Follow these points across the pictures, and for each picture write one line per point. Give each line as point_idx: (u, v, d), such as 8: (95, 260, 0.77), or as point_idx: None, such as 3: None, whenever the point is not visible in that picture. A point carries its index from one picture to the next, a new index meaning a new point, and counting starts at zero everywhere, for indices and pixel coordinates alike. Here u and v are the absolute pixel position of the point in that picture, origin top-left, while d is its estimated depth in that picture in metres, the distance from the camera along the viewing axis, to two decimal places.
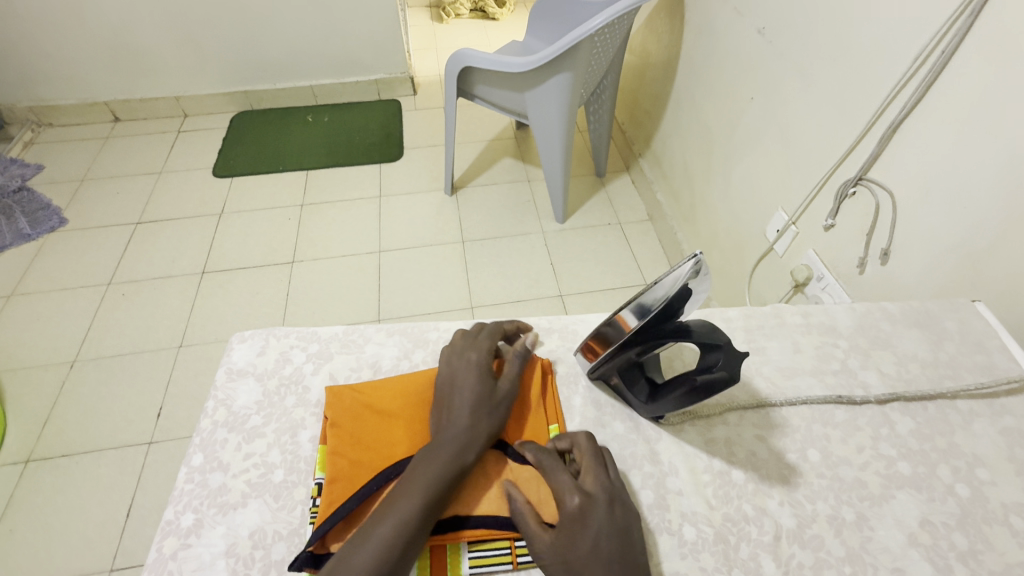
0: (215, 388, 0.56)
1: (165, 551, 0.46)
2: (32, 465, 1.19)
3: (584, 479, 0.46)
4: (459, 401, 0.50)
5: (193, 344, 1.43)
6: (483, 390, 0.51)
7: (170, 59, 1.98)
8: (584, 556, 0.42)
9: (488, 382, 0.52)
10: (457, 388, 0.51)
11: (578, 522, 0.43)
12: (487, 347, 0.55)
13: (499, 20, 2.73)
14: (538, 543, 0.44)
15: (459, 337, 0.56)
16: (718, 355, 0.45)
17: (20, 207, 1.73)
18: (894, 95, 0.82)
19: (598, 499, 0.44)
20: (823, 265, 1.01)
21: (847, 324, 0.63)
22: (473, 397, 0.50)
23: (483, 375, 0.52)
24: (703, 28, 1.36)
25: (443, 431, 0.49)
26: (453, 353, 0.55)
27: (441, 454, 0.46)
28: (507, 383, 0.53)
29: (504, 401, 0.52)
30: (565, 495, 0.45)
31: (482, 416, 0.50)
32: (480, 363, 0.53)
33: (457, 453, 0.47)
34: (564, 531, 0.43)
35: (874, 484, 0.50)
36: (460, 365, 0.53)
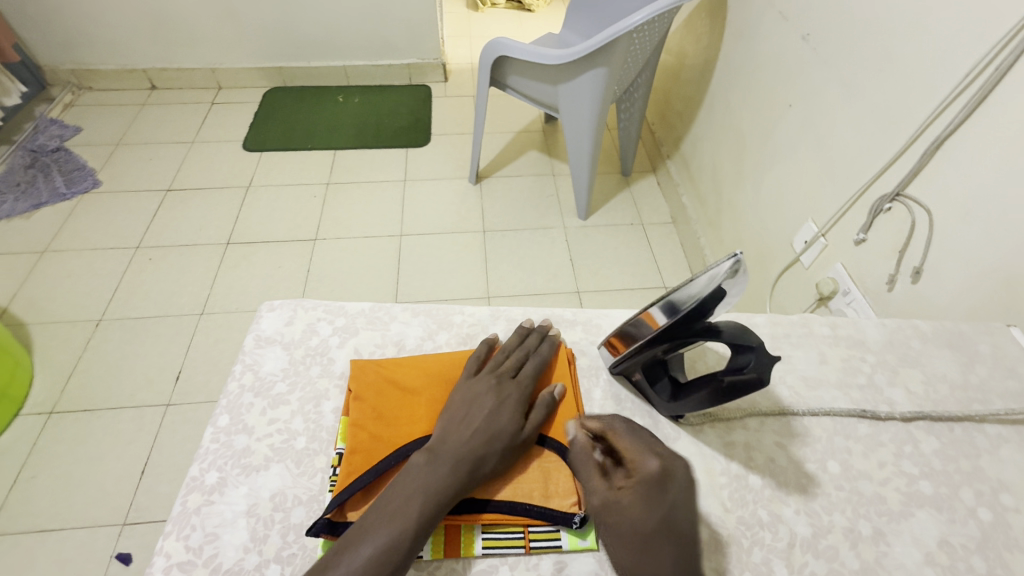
0: (243, 353, 0.58)
1: (189, 505, 0.47)
2: (55, 417, 1.23)
3: (661, 448, 0.46)
4: (476, 428, 0.48)
5: (215, 312, 1.46)
6: (506, 427, 0.49)
7: (209, 31, 2.01)
8: (655, 523, 0.42)
9: (516, 423, 0.50)
10: (479, 414, 0.50)
11: (653, 490, 0.43)
12: (528, 387, 0.53)
13: (535, 11, 2.72)
14: (604, 497, 0.44)
15: (507, 364, 0.55)
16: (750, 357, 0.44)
17: (57, 166, 1.78)
18: (940, 111, 0.80)
19: (674, 471, 0.44)
20: (851, 279, 0.99)
21: (875, 339, 0.62)
22: (494, 430, 0.48)
23: (514, 416, 0.50)
24: (745, 30, 1.34)
25: (452, 445, 0.47)
26: (493, 379, 0.53)
27: (438, 472, 0.45)
28: (531, 428, 0.50)
29: (519, 444, 0.49)
30: (641, 458, 0.45)
31: (495, 455, 0.47)
32: (514, 400, 0.51)
33: (453, 480, 0.45)
34: (635, 492, 0.43)
35: (893, 500, 0.49)
36: (495, 395, 0.51)
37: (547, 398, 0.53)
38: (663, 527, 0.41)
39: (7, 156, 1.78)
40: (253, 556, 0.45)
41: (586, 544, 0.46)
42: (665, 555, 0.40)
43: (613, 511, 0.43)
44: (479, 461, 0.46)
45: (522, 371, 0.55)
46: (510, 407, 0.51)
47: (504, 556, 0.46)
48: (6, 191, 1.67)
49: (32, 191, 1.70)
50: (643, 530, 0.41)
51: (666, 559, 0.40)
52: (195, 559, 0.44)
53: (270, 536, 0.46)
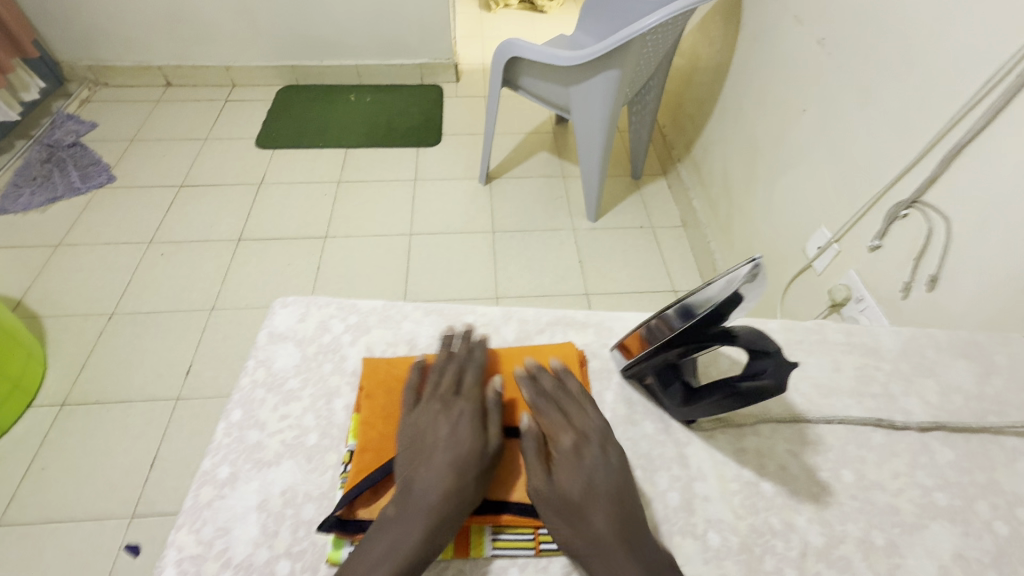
0: (256, 348, 0.58)
1: (201, 499, 0.48)
2: (67, 408, 1.25)
3: (577, 420, 0.50)
4: (440, 459, 0.46)
5: (225, 307, 1.47)
6: (471, 451, 0.47)
7: (225, 30, 2.03)
8: (579, 489, 0.45)
9: (479, 439, 0.48)
10: (439, 444, 0.47)
11: (572, 459, 0.46)
12: (474, 402, 0.51)
13: (547, 13, 2.72)
14: (537, 477, 0.46)
15: (445, 382, 0.52)
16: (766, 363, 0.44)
17: (73, 161, 1.80)
18: (959, 117, 0.79)
19: (590, 441, 0.48)
20: (864, 287, 0.98)
21: (890, 347, 0.61)
22: (460, 456, 0.46)
23: (474, 432, 0.48)
24: (760, 34, 1.33)
25: (418, 487, 0.44)
26: (438, 403, 0.50)
27: (416, 524, 0.42)
28: (496, 439, 0.49)
29: (489, 460, 0.47)
30: (560, 434, 0.48)
31: (470, 478, 0.45)
32: (467, 420, 0.49)
33: (435, 525, 0.42)
34: (559, 467, 0.46)
35: (908, 511, 0.48)
36: (440, 419, 0.49)
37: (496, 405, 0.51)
38: (588, 492, 0.44)
39: (25, 150, 1.81)
40: (264, 550, 0.45)
41: None
42: (597, 517, 0.43)
43: (541, 488, 0.45)
44: (455, 494, 0.44)
45: (462, 384, 0.53)
46: (464, 427, 0.48)
47: (514, 557, 0.46)
48: (23, 185, 1.70)
49: (48, 185, 1.72)
50: (570, 499, 0.44)
51: (596, 520, 0.43)
52: (207, 552, 0.45)
53: (281, 532, 0.46)
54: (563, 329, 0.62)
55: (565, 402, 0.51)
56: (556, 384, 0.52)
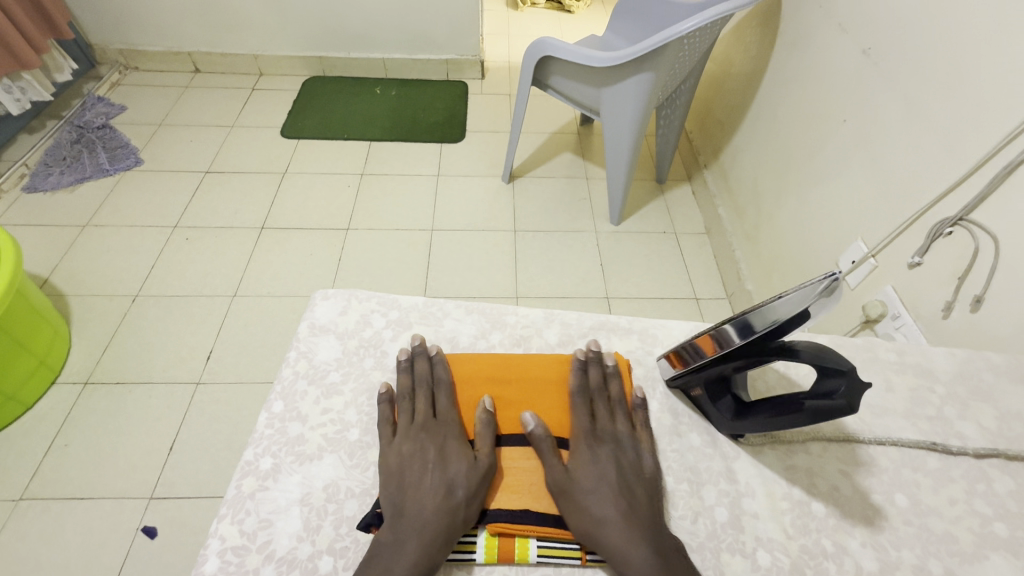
0: (298, 340, 0.57)
1: (244, 489, 0.47)
2: (90, 387, 1.26)
3: (599, 422, 0.52)
4: (431, 484, 0.46)
5: (247, 295, 1.47)
6: (456, 470, 0.46)
7: (254, 19, 2.04)
8: (592, 481, 0.47)
9: (464, 462, 0.47)
10: (427, 467, 0.47)
11: (588, 456, 0.49)
12: (452, 430, 0.50)
13: (574, 13, 2.71)
14: (556, 469, 0.47)
15: (420, 410, 0.51)
16: (838, 380, 0.42)
17: (102, 143, 1.82)
18: (1016, 134, 0.76)
19: (607, 441, 0.50)
20: (901, 303, 0.96)
21: (945, 370, 0.59)
22: (449, 477, 0.46)
23: (457, 456, 0.47)
24: (799, 41, 1.31)
25: (409, 513, 0.44)
26: (416, 430, 0.50)
27: (409, 548, 0.41)
28: (485, 456, 0.48)
29: (483, 479, 0.46)
30: (579, 432, 0.51)
31: (459, 502, 0.44)
32: (447, 448, 0.48)
33: (427, 547, 0.42)
34: (576, 462, 0.48)
35: (965, 540, 0.47)
36: (417, 448, 0.48)
37: (483, 425, 0.50)
38: (598, 484, 0.47)
39: (56, 130, 1.83)
40: (306, 545, 0.45)
41: None
42: (610, 508, 0.45)
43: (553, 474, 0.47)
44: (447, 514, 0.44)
45: (439, 407, 0.52)
46: (446, 454, 0.48)
47: (559, 565, 0.45)
48: (53, 165, 1.72)
49: (77, 165, 1.74)
50: (580, 488, 0.46)
51: (603, 508, 0.45)
52: (250, 544, 0.44)
53: (324, 527, 0.46)
54: (606, 335, 0.61)
55: (597, 403, 0.53)
56: (596, 383, 0.55)
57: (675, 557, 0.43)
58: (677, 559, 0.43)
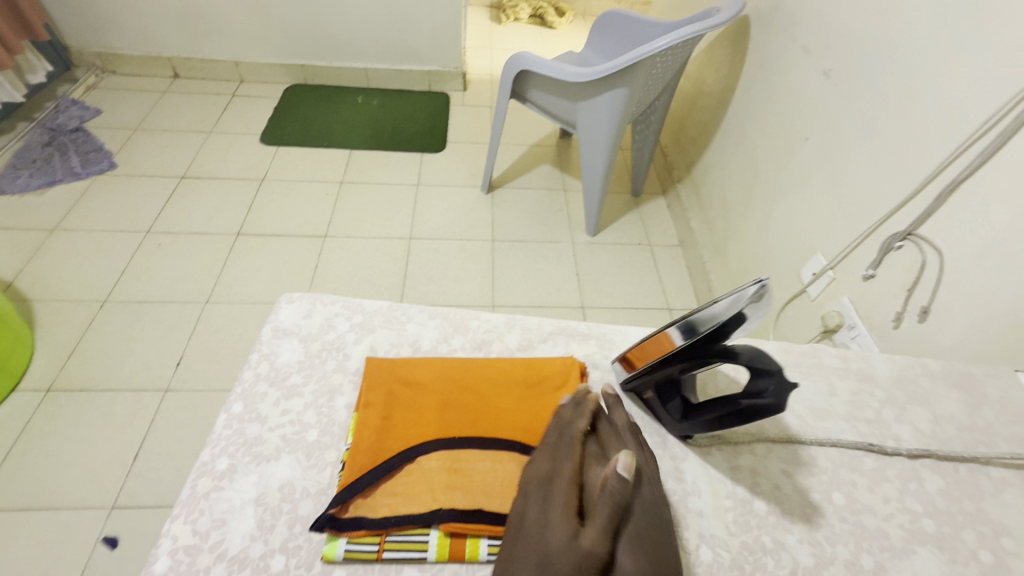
0: (260, 342, 0.58)
1: (198, 490, 0.48)
2: (53, 394, 1.23)
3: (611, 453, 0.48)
4: (523, 559, 0.41)
5: (219, 301, 1.46)
6: (554, 544, 0.40)
7: (236, 26, 2.04)
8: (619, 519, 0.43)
9: (565, 526, 0.41)
10: (525, 537, 0.42)
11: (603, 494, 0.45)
12: (570, 483, 0.45)
13: (557, 29, 2.77)
14: (605, 499, 0.42)
15: (540, 468, 0.47)
16: (767, 380, 0.45)
17: (74, 146, 1.80)
18: (955, 156, 0.81)
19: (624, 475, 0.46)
20: (857, 314, 0.99)
21: (885, 375, 0.63)
22: (546, 553, 0.40)
23: (558, 520, 0.42)
24: (766, 62, 1.36)
25: None
26: (535, 493, 0.45)
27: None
28: (590, 541, 0.40)
29: (587, 561, 0.40)
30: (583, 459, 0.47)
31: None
32: (558, 504, 0.43)
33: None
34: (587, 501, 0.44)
35: (896, 536, 0.49)
36: (535, 512, 0.44)
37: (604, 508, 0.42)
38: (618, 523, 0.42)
39: (26, 132, 1.80)
40: (259, 544, 0.45)
41: None
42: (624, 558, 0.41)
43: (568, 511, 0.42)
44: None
45: (557, 462, 0.47)
46: (554, 513, 0.42)
47: None
48: (22, 167, 1.69)
49: (47, 168, 1.71)
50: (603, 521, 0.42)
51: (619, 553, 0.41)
52: (201, 544, 0.45)
53: (277, 526, 0.46)
54: (566, 339, 0.63)
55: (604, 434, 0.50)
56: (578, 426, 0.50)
57: None
58: None
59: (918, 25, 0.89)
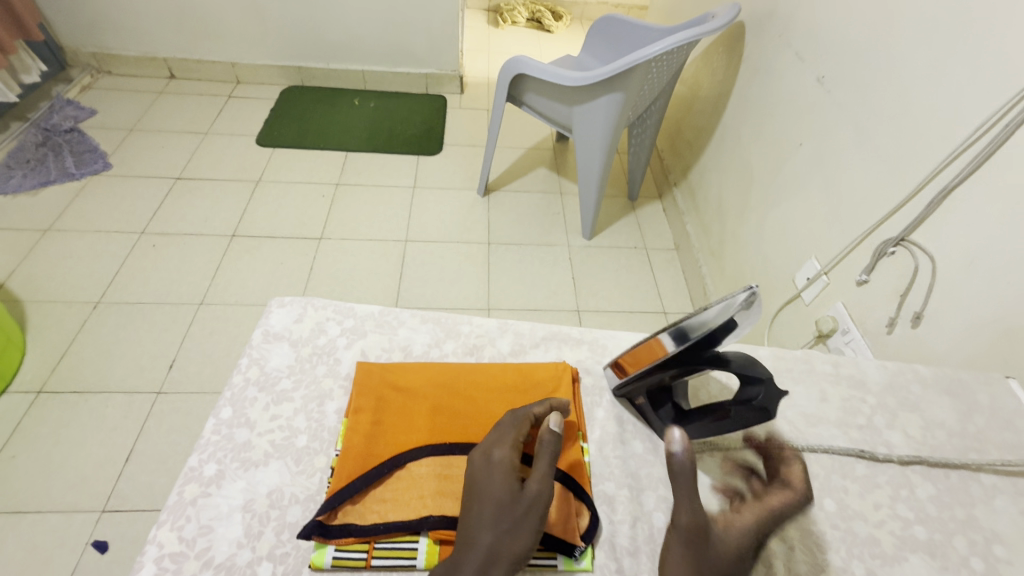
0: (250, 346, 0.58)
1: (186, 496, 0.47)
2: (44, 396, 1.22)
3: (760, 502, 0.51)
4: (479, 509, 0.43)
5: (213, 303, 1.45)
6: (504, 495, 0.43)
7: (233, 27, 2.04)
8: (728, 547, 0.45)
9: (513, 482, 0.44)
10: (477, 491, 0.44)
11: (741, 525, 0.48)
12: (514, 442, 0.47)
13: (554, 32, 2.78)
14: (546, 447, 0.46)
15: (490, 435, 0.48)
16: (758, 390, 0.48)
17: (69, 147, 1.79)
18: (948, 162, 0.82)
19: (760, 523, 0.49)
20: (850, 319, 1.00)
21: (876, 381, 0.63)
22: (499, 501, 0.43)
23: (506, 477, 0.44)
24: (762, 67, 1.37)
25: (466, 540, 0.42)
26: (483, 454, 0.46)
27: None
28: (536, 484, 0.44)
29: (539, 502, 0.44)
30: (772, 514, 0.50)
31: (507, 528, 0.42)
32: (505, 461, 0.45)
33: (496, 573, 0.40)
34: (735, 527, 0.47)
35: (887, 543, 0.49)
36: (482, 466, 0.46)
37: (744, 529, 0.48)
38: (727, 538, 0.46)
39: (20, 132, 1.79)
40: (246, 552, 0.44)
41: (580, 566, 0.47)
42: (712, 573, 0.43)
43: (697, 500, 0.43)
44: (506, 534, 0.42)
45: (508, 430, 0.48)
46: (501, 471, 0.45)
47: None
48: (16, 167, 1.68)
49: (41, 169, 1.70)
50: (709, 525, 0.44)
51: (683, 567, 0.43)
52: (188, 550, 0.44)
53: (265, 533, 0.46)
54: (559, 345, 0.63)
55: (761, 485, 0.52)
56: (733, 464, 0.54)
57: None
58: None
59: (911, 32, 0.90)
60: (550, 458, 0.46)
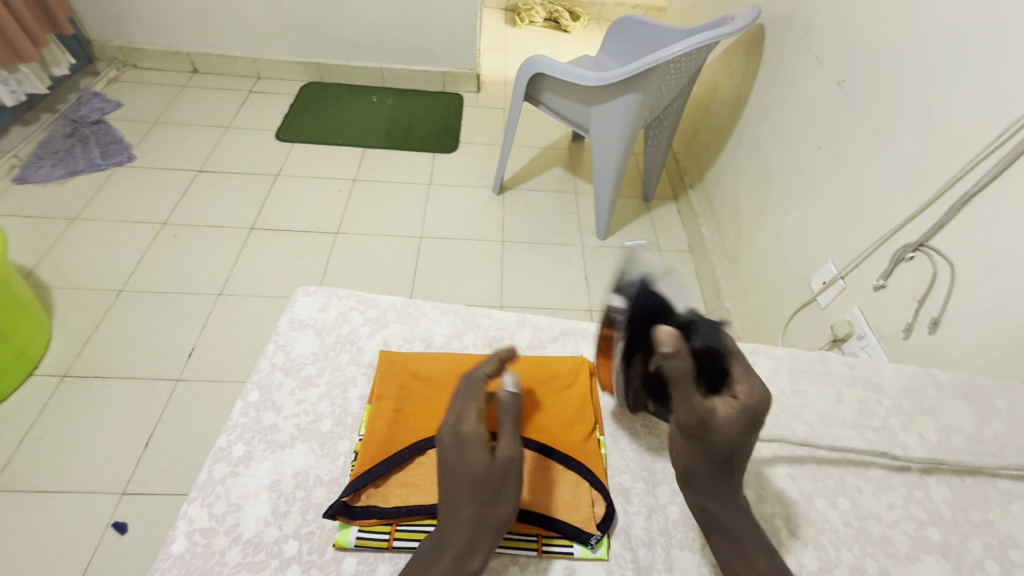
0: (277, 333, 0.60)
1: (215, 475, 0.49)
2: (68, 380, 1.26)
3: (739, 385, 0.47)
4: (458, 484, 0.45)
5: (232, 294, 1.48)
6: (478, 468, 0.45)
7: (254, 23, 2.07)
8: (727, 430, 0.46)
9: (484, 455, 0.46)
10: (454, 469, 0.46)
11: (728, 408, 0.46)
12: (476, 415, 0.48)
13: (571, 32, 2.79)
14: (506, 413, 0.48)
15: (453, 410, 0.50)
16: (693, 335, 0.49)
17: (96, 138, 1.83)
18: (969, 168, 0.81)
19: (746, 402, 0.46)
20: (866, 324, 0.99)
21: (893, 384, 0.63)
22: (476, 476, 0.45)
23: (475, 450, 0.46)
24: (781, 70, 1.36)
25: (452, 515, 0.44)
26: (450, 432, 0.48)
27: (452, 553, 0.42)
28: (505, 450, 0.46)
29: (512, 469, 0.46)
30: (757, 390, 0.47)
31: (487, 498, 0.44)
32: (471, 436, 0.47)
33: (485, 540, 0.43)
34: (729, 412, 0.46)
35: (901, 543, 0.50)
36: (452, 443, 0.47)
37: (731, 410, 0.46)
38: (722, 425, 0.46)
39: (49, 123, 1.84)
40: (273, 529, 0.46)
41: (596, 555, 0.48)
42: (709, 459, 0.46)
43: (694, 402, 0.44)
44: (488, 503, 0.44)
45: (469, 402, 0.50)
46: (470, 445, 0.46)
47: (516, 556, 0.48)
48: (45, 157, 1.73)
49: (69, 159, 1.75)
50: (711, 420, 0.46)
51: (690, 460, 0.47)
52: (217, 526, 0.46)
53: (291, 512, 0.47)
54: (577, 341, 0.65)
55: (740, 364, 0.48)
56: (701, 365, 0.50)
57: (707, 502, 0.47)
58: (709, 511, 0.47)
59: (935, 36, 0.89)
60: (512, 424, 0.48)
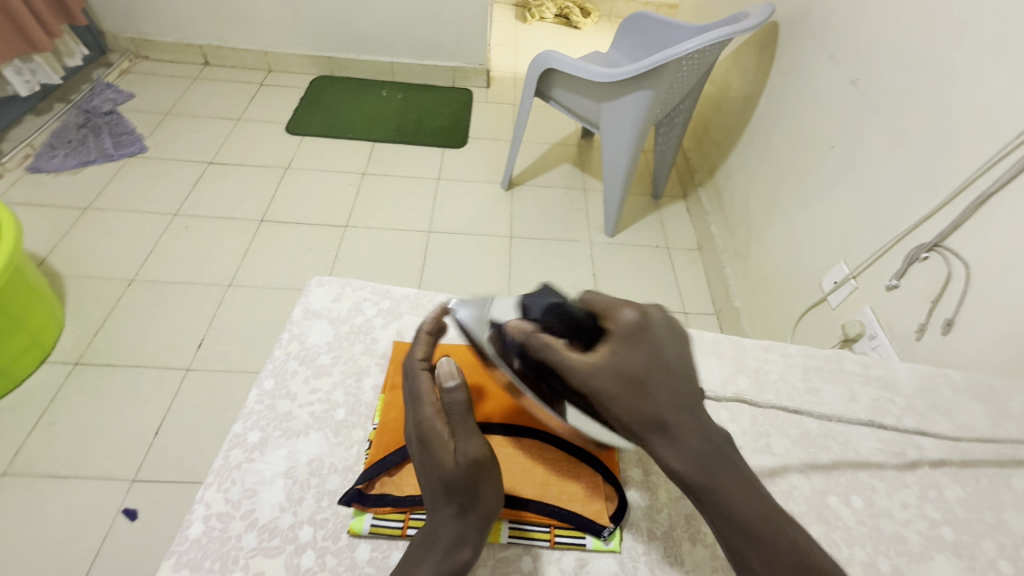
0: (292, 322, 0.60)
1: (231, 460, 0.49)
2: (79, 367, 1.27)
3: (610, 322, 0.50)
4: (433, 486, 0.46)
5: (242, 285, 1.49)
6: (446, 468, 0.45)
7: (266, 16, 2.08)
8: (620, 362, 0.46)
9: (447, 455, 0.46)
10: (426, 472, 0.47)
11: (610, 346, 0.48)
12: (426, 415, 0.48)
13: (582, 29, 2.77)
14: (456, 410, 0.48)
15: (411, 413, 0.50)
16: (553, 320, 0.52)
17: (108, 128, 1.84)
18: (987, 168, 0.80)
19: (617, 333, 0.48)
20: (878, 325, 0.99)
21: (907, 383, 0.63)
22: (443, 476, 0.45)
23: (437, 452, 0.46)
24: (794, 68, 1.35)
25: (437, 516, 0.44)
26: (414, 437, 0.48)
27: (443, 551, 0.42)
28: (465, 445, 0.46)
29: (477, 461, 0.46)
30: (623, 314, 0.49)
31: (463, 495, 0.45)
32: (428, 437, 0.47)
33: (474, 534, 0.43)
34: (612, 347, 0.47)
35: (914, 542, 0.50)
36: (417, 447, 0.47)
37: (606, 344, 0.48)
38: (612, 361, 0.46)
39: (63, 113, 1.86)
40: (288, 515, 0.47)
41: (608, 547, 0.51)
42: (631, 401, 0.45)
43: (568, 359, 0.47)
44: (465, 500, 0.44)
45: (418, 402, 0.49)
46: (431, 447, 0.46)
47: (530, 546, 0.51)
48: (58, 147, 1.74)
49: (81, 149, 1.76)
50: (599, 362, 0.47)
51: (625, 416, 0.46)
52: (234, 511, 0.46)
53: (306, 499, 0.48)
54: None
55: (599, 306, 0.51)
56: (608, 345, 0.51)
57: (671, 455, 0.44)
58: (679, 463, 0.43)
59: (954, 34, 0.88)
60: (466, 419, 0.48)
